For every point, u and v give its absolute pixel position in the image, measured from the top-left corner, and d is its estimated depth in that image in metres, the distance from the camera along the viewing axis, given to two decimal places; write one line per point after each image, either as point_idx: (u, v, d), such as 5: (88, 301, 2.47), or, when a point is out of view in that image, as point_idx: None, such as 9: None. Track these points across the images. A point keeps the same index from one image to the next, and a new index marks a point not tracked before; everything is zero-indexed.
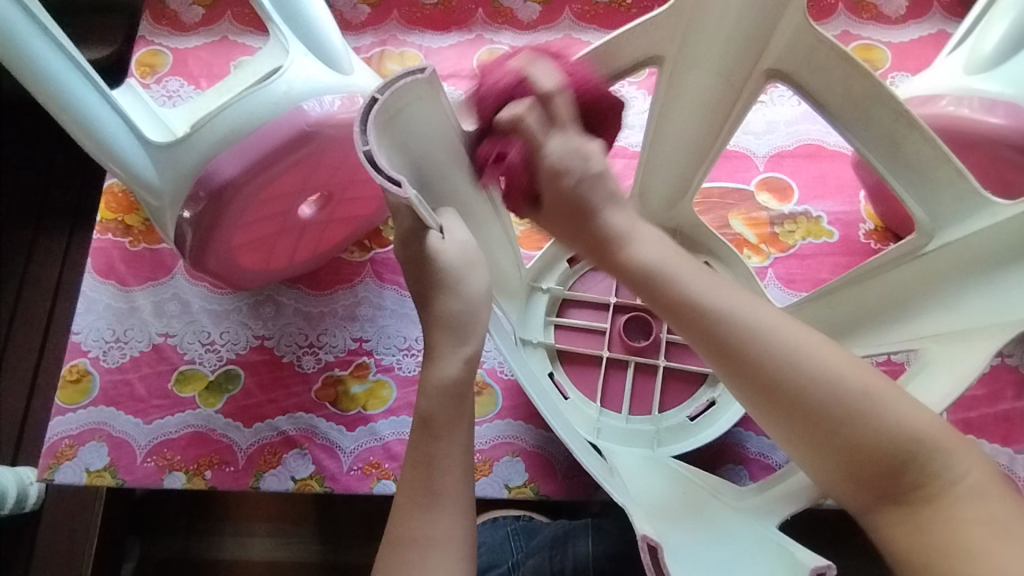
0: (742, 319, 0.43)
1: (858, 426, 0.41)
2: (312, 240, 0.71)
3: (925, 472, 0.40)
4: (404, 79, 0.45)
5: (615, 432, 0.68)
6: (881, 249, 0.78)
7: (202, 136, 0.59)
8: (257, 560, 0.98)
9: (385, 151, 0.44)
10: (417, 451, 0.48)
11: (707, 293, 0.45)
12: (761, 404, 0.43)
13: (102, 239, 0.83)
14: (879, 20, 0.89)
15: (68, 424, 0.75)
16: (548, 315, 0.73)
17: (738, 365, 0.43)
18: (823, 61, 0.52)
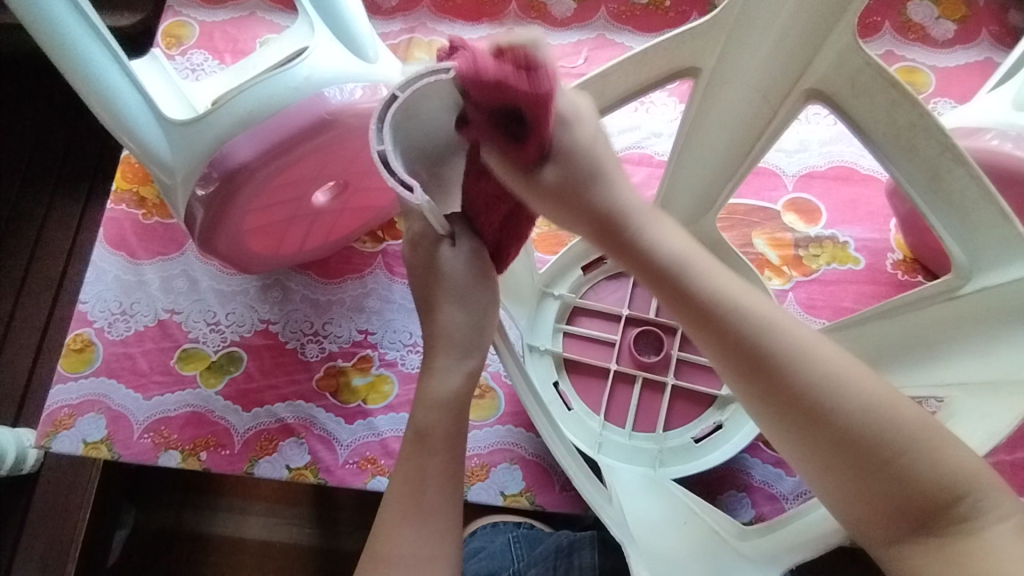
0: (777, 332, 0.40)
1: (889, 455, 0.37)
2: (324, 228, 0.70)
3: (960, 513, 0.36)
4: (426, 78, 0.43)
5: (617, 449, 0.66)
6: (908, 281, 0.75)
7: (218, 116, 0.57)
8: (249, 539, 0.98)
9: (401, 151, 0.43)
10: (409, 464, 0.47)
11: (742, 301, 0.41)
12: (784, 429, 0.40)
13: (116, 209, 0.83)
14: (925, 43, 0.85)
15: (68, 393, 0.75)
16: (557, 322, 0.71)
17: (766, 382, 0.39)
18: (868, 84, 0.49)
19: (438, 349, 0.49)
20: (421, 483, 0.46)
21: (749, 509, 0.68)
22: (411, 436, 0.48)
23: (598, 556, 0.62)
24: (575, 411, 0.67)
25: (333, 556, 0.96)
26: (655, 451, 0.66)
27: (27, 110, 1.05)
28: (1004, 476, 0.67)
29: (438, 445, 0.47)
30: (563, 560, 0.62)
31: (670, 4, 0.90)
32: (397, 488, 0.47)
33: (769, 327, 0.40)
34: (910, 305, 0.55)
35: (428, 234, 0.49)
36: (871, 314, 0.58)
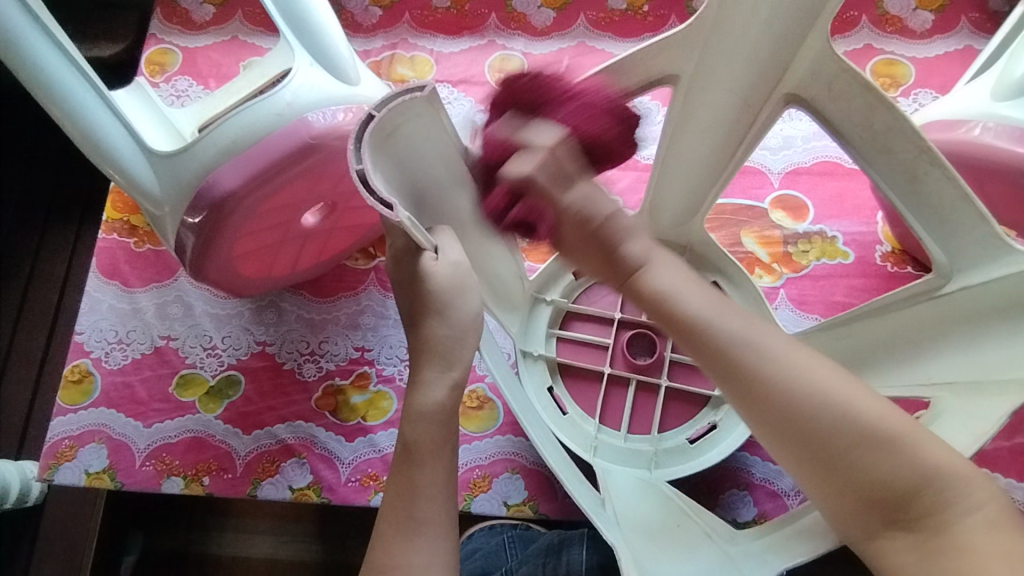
0: (747, 340, 0.42)
1: (858, 451, 0.38)
2: (315, 248, 0.70)
3: (926, 507, 0.36)
4: (403, 96, 0.45)
5: (613, 451, 0.67)
6: (897, 273, 0.76)
7: (203, 146, 0.58)
8: (256, 558, 0.98)
9: (379, 171, 0.43)
10: (400, 477, 0.48)
11: (711, 317, 0.43)
12: (764, 425, 0.41)
13: (108, 239, 0.83)
14: (903, 35, 0.86)
15: (68, 425, 0.75)
16: (550, 328, 0.71)
17: (738, 384, 0.41)
18: (843, 88, 0.50)
19: (428, 364, 0.49)
20: (415, 497, 0.47)
21: (752, 507, 0.69)
22: (404, 452, 0.48)
23: (589, 553, 0.62)
24: (570, 415, 0.68)
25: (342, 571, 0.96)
26: (649, 454, 0.66)
27: (14, 142, 1.06)
28: (1002, 462, 0.68)
29: (429, 458, 0.48)
30: (552, 557, 0.63)
31: (649, 8, 0.90)
32: (391, 504, 0.47)
33: (742, 332, 0.42)
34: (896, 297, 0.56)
35: (411, 249, 0.49)
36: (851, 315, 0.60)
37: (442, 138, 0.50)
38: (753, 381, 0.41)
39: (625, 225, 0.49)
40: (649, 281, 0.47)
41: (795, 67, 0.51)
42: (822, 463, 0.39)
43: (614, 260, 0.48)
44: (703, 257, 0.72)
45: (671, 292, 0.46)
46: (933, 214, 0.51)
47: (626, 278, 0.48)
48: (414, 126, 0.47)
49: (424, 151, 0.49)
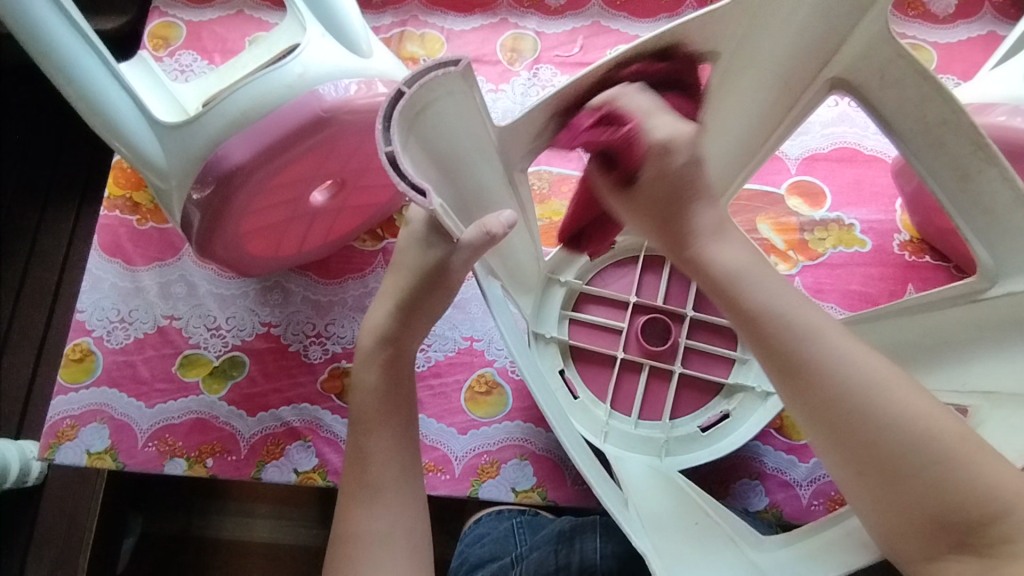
0: (808, 336, 0.40)
1: (932, 468, 0.37)
2: (323, 227, 0.68)
3: (984, 523, 0.36)
4: (437, 71, 0.43)
5: (623, 437, 0.66)
6: (916, 262, 0.74)
7: (212, 117, 0.56)
8: (257, 542, 0.97)
9: (407, 151, 0.42)
10: (353, 449, 0.51)
11: (782, 307, 0.41)
12: (822, 427, 0.39)
13: (110, 215, 0.81)
14: (925, 20, 0.84)
15: (70, 404, 0.74)
16: (563, 309, 0.70)
17: (804, 381, 0.40)
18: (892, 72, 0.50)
19: (374, 340, 0.52)
20: (377, 463, 0.50)
21: (764, 496, 0.68)
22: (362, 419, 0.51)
23: (603, 541, 0.61)
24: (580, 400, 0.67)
25: None
26: (661, 438, 0.66)
27: (14, 117, 1.04)
28: None
29: (376, 425, 0.50)
30: (565, 543, 0.62)
31: None
32: (349, 475, 0.50)
33: (803, 325, 0.40)
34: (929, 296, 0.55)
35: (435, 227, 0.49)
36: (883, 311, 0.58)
37: (467, 118, 0.49)
38: (821, 381, 0.39)
39: (701, 181, 0.46)
40: (716, 255, 0.44)
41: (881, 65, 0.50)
42: (882, 471, 0.38)
43: (675, 218, 0.46)
44: None
45: (740, 269, 0.43)
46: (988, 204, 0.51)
47: (689, 247, 0.45)
48: (446, 99, 0.46)
49: (450, 132, 0.48)
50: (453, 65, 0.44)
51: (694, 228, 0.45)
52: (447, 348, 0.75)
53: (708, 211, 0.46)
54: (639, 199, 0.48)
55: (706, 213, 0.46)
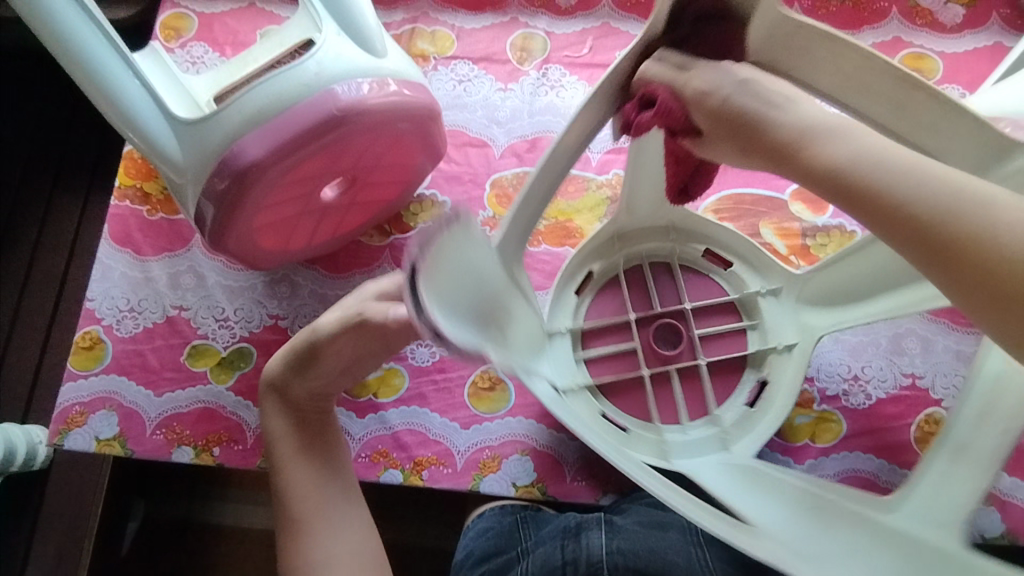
0: (961, 208, 0.35)
1: None
2: (333, 221, 0.70)
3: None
4: (441, 233, 0.43)
5: (681, 447, 0.65)
6: None
7: (229, 114, 0.56)
8: (258, 528, 0.99)
9: (453, 314, 0.45)
10: (278, 497, 0.61)
11: (905, 180, 0.36)
12: (999, 301, 0.34)
13: (120, 205, 0.82)
14: (932, 29, 0.85)
15: (79, 391, 0.75)
16: (576, 353, 0.70)
17: (956, 260, 0.35)
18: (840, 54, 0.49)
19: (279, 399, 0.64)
20: (305, 495, 0.60)
21: None
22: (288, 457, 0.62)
23: (609, 537, 0.62)
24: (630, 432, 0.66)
25: None
26: (718, 432, 0.66)
27: (24, 103, 1.04)
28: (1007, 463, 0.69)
29: (294, 467, 0.62)
30: (571, 539, 0.63)
31: None
32: (284, 525, 0.60)
33: (947, 194, 0.35)
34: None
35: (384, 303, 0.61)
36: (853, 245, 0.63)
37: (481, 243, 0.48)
38: (978, 253, 0.34)
39: (765, 91, 0.43)
40: (824, 153, 0.39)
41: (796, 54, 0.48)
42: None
43: (755, 132, 0.43)
44: (689, 229, 0.72)
45: (849, 160, 0.38)
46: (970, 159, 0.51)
47: (782, 158, 0.41)
48: (467, 243, 0.46)
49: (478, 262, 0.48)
50: (452, 221, 0.44)
51: (784, 134, 0.41)
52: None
53: (784, 108, 0.42)
54: (716, 118, 0.45)
55: (788, 114, 0.41)
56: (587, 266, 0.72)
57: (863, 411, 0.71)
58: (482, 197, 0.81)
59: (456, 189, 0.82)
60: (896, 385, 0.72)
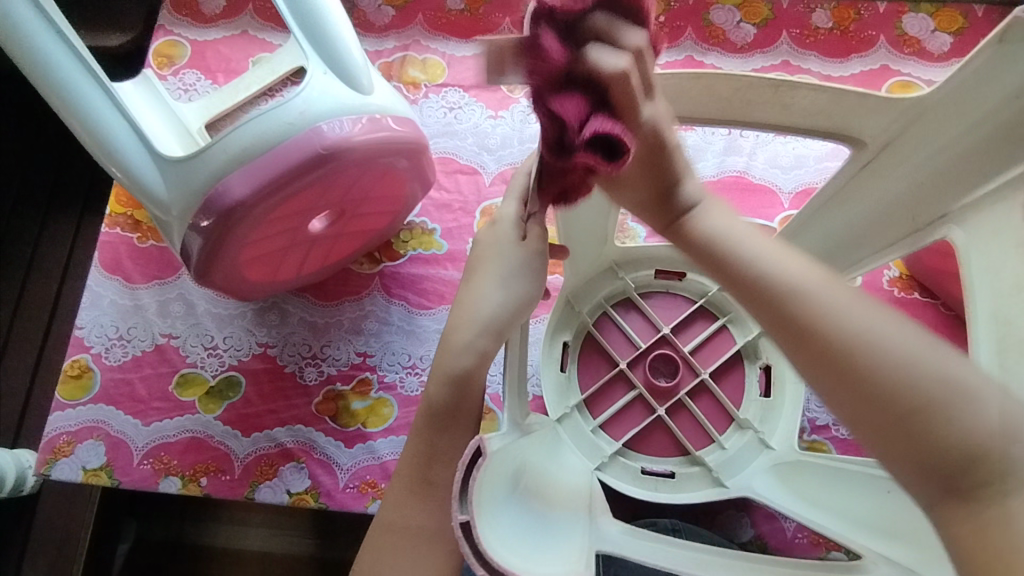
0: (798, 282, 0.37)
1: (938, 415, 0.32)
2: (321, 251, 0.70)
3: (984, 478, 0.30)
4: (477, 474, 0.40)
5: (727, 463, 0.67)
6: (904, 298, 0.76)
7: (215, 153, 0.56)
8: (251, 550, 0.98)
9: (511, 542, 0.40)
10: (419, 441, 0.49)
11: (764, 254, 0.40)
12: (819, 370, 0.35)
13: (111, 233, 0.83)
14: (920, 56, 0.85)
15: (67, 421, 0.75)
16: (590, 424, 0.69)
17: (794, 325, 0.36)
18: (748, 89, 0.50)
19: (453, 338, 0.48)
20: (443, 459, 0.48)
21: (749, 528, 0.69)
22: (431, 415, 0.48)
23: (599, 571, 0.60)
24: (678, 476, 0.67)
25: (334, 565, 0.96)
26: (754, 435, 0.68)
27: (18, 127, 1.04)
28: None
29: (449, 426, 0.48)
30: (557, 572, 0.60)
31: (665, 18, 0.89)
32: (410, 463, 0.49)
33: (787, 270, 0.38)
34: (861, 205, 0.58)
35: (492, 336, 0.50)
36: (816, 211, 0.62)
37: (499, 446, 0.45)
38: (801, 317, 0.36)
39: (683, 163, 0.47)
40: (698, 225, 0.45)
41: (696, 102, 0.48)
42: (892, 423, 0.33)
43: (667, 197, 0.46)
44: (632, 260, 0.73)
45: (724, 232, 0.43)
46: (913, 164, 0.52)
47: (677, 221, 0.46)
48: (494, 463, 0.43)
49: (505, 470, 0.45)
50: (480, 452, 0.41)
51: (683, 206, 0.46)
52: None
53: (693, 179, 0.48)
54: (642, 167, 0.45)
55: (694, 187, 0.47)
56: (559, 337, 0.72)
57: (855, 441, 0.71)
58: (473, 225, 0.81)
59: (447, 216, 0.82)
60: None
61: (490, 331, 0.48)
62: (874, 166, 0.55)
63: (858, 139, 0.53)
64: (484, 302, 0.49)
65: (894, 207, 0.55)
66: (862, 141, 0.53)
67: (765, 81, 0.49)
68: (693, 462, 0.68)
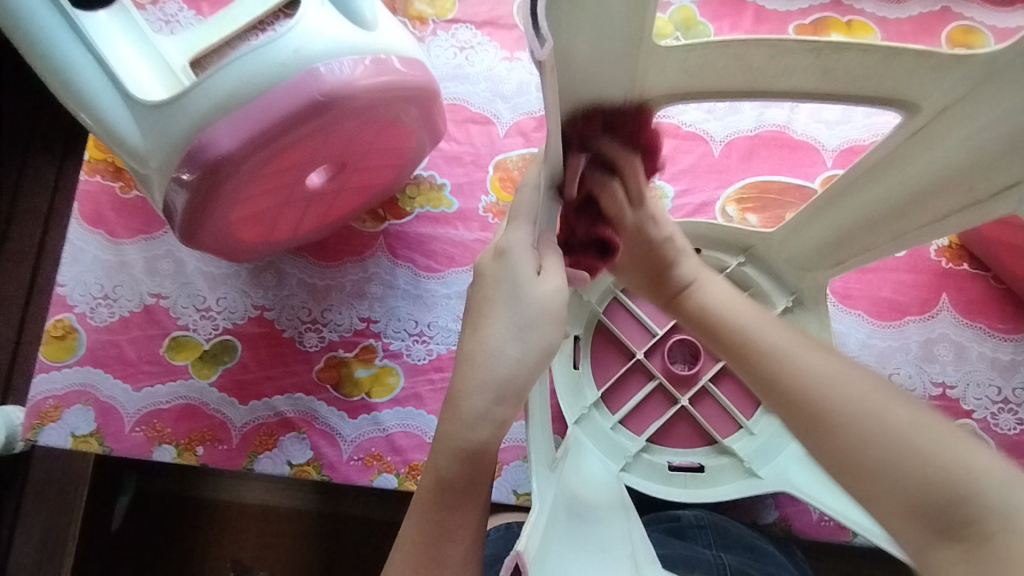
0: (779, 351, 0.40)
1: (910, 462, 0.32)
2: (321, 206, 0.63)
3: (969, 515, 0.30)
4: None
5: (758, 454, 0.63)
6: (952, 269, 0.71)
7: (196, 98, 0.49)
8: (252, 504, 0.90)
9: None
10: (425, 516, 0.38)
11: (754, 326, 0.43)
12: (804, 426, 0.37)
13: (90, 181, 0.76)
14: (984, 0, 0.77)
15: (52, 384, 0.70)
16: (611, 422, 0.66)
17: (785, 388, 0.38)
18: (784, 57, 0.40)
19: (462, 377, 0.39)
20: (454, 537, 0.38)
21: (773, 509, 0.66)
22: (441, 490, 0.38)
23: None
24: (708, 470, 0.64)
25: (339, 521, 0.89)
26: None
27: None
28: None
29: (460, 498, 0.38)
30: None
31: None
32: (414, 534, 0.39)
33: (778, 343, 0.41)
34: (896, 180, 0.48)
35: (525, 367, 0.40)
36: (836, 193, 0.53)
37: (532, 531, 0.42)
38: (791, 382, 0.38)
39: (685, 248, 0.50)
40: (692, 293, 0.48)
41: (748, 54, 0.40)
42: (873, 474, 0.34)
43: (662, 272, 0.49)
44: None
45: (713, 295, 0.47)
46: (969, 133, 0.41)
47: (678, 298, 0.48)
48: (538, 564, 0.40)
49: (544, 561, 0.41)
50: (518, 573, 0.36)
51: (683, 284, 0.48)
52: (449, 341, 0.71)
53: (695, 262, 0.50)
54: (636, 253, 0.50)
55: (693, 262, 0.50)
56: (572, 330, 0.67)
57: None
58: (485, 181, 0.74)
59: (457, 170, 0.75)
60: (926, 393, 0.67)
61: (507, 396, 0.39)
62: (922, 137, 0.43)
63: (910, 102, 0.42)
64: (499, 362, 0.39)
65: (940, 182, 0.45)
66: (915, 104, 0.42)
67: (803, 45, 0.39)
68: (721, 452, 0.65)
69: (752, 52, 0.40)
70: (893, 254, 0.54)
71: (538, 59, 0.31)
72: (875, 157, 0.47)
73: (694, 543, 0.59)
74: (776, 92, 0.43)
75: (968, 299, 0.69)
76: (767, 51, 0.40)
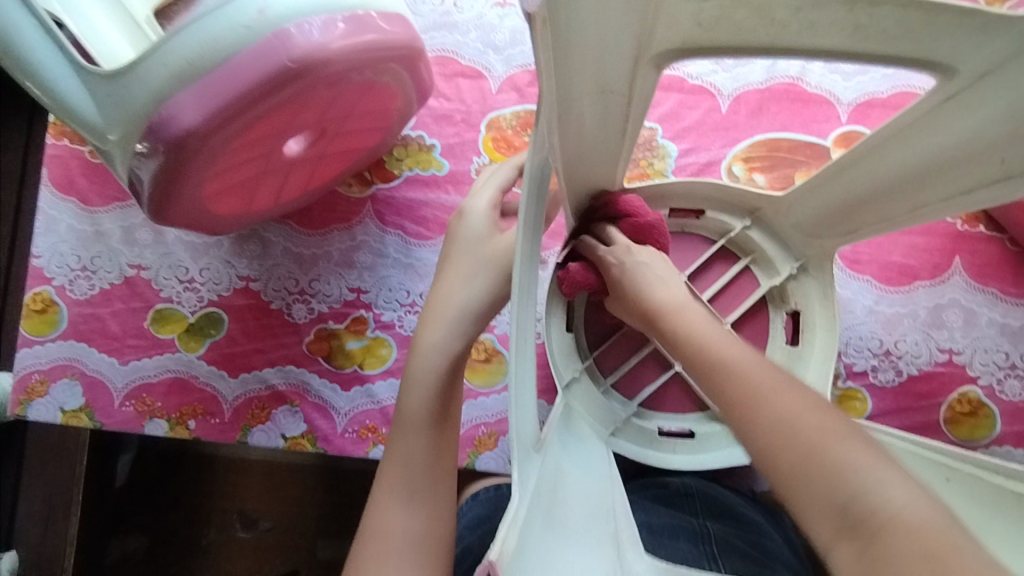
0: (718, 353, 0.40)
1: (816, 460, 0.32)
2: (302, 175, 0.59)
3: (865, 512, 0.30)
4: None
5: None
6: (968, 232, 0.67)
7: (154, 66, 0.45)
8: (255, 459, 0.90)
9: None
10: (393, 448, 0.51)
11: (701, 331, 0.43)
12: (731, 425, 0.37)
13: (58, 145, 0.71)
14: None
15: (36, 358, 0.68)
16: (603, 385, 0.64)
17: (718, 387, 0.38)
18: (813, 9, 0.35)
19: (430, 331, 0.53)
20: (415, 464, 0.50)
21: None
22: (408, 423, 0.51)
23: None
24: (699, 437, 0.63)
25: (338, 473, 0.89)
26: None
27: None
28: None
29: (419, 427, 0.51)
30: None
31: None
32: (388, 462, 0.50)
33: (716, 343, 0.41)
34: (922, 147, 0.44)
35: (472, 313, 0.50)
36: (853, 157, 0.49)
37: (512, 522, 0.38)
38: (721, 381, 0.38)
39: (667, 278, 0.50)
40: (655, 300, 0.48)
41: (771, 8, 0.35)
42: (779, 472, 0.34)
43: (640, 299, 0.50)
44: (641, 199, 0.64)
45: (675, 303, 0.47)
46: (1011, 99, 0.37)
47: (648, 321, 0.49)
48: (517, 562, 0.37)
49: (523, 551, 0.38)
50: None
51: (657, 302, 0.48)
52: None
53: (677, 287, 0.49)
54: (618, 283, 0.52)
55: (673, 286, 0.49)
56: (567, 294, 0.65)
57: (892, 390, 0.65)
58: (477, 141, 0.70)
59: (447, 129, 0.70)
60: (932, 360, 0.66)
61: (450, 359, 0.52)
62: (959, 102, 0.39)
63: (948, 65, 0.37)
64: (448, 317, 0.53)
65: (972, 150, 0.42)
66: (954, 69, 0.37)
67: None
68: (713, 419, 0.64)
69: (774, 9, 0.35)
70: (912, 225, 0.51)
71: (528, 9, 0.28)
72: (900, 123, 0.44)
73: (682, 512, 0.58)
74: (799, 51, 0.39)
75: (982, 263, 0.67)
76: (793, 3, 0.35)
